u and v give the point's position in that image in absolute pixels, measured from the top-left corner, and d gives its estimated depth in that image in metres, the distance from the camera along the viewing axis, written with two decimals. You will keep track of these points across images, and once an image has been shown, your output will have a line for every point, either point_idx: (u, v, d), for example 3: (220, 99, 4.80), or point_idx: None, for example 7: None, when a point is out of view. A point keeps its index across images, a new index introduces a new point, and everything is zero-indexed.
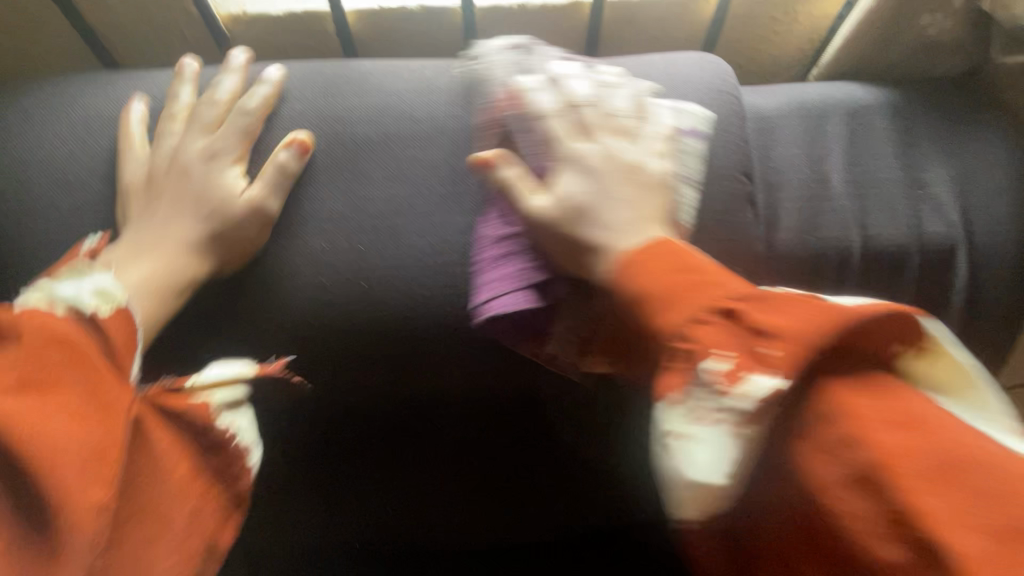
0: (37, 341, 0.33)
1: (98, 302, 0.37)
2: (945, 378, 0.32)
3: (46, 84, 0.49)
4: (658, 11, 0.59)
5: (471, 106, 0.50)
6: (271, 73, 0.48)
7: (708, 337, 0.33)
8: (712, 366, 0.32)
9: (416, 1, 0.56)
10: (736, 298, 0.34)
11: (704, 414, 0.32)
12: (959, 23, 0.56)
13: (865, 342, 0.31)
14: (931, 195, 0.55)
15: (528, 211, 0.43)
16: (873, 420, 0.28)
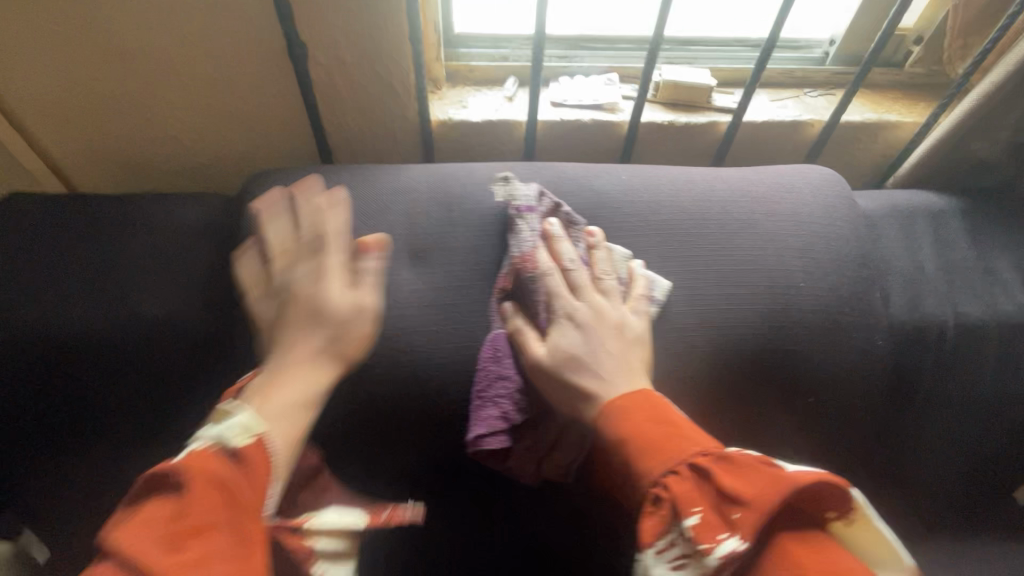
0: (209, 486, 0.36)
1: (239, 435, 0.39)
2: (870, 543, 0.40)
3: (339, 179, 0.62)
4: (772, 131, 0.75)
5: (663, 201, 0.62)
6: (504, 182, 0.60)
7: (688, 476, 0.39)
8: (687, 522, 0.38)
9: (590, 116, 0.71)
10: (868, 549, 0.40)
11: (669, 558, 0.38)
12: (1006, 147, 0.72)
13: (759, 468, 0.40)
14: (1003, 279, 0.69)
15: (540, 361, 0.49)
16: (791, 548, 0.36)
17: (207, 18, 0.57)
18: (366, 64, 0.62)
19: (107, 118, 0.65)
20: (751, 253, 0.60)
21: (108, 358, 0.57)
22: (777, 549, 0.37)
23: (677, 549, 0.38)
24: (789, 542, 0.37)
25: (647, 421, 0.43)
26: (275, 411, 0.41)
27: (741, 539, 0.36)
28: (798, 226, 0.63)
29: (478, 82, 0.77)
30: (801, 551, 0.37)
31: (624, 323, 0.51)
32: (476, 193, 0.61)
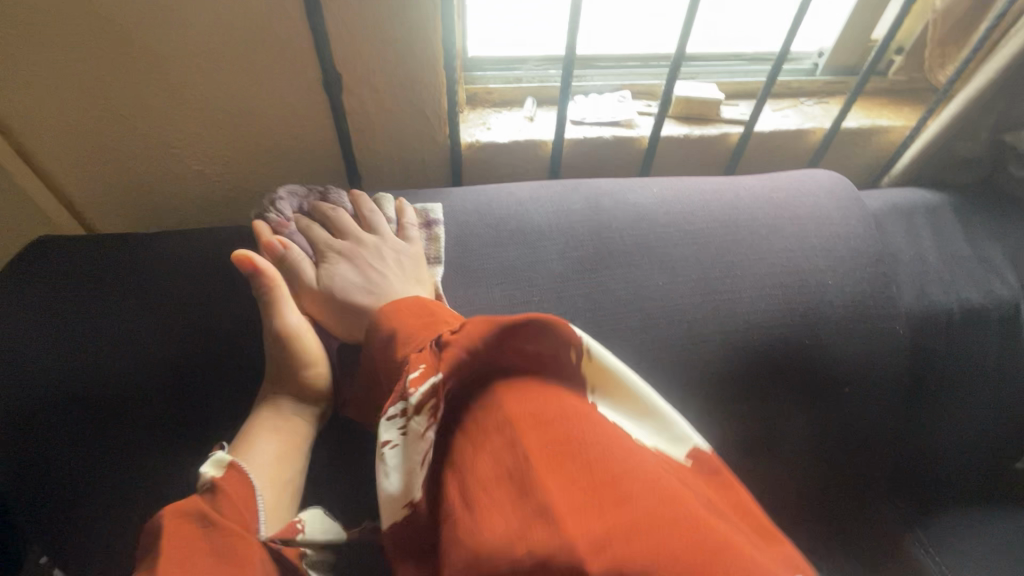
0: (180, 531, 0.37)
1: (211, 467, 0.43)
2: (621, 399, 0.41)
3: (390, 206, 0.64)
4: (778, 140, 0.80)
5: (695, 211, 0.64)
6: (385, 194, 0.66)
7: (420, 361, 0.36)
8: (411, 374, 0.35)
9: (611, 133, 0.74)
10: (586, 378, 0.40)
11: (398, 423, 0.35)
12: (987, 146, 0.78)
13: (534, 385, 0.36)
14: (996, 266, 0.75)
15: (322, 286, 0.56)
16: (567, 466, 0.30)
17: (248, 54, 0.57)
18: (399, 91, 0.63)
19: (132, 156, 0.64)
20: (781, 255, 0.63)
21: (163, 406, 0.55)
22: (529, 393, 0.35)
23: (395, 405, 0.35)
24: (552, 391, 0.36)
25: (413, 313, 0.42)
26: (279, 439, 0.52)
27: (466, 341, 0.36)
28: (819, 228, 0.67)
29: (496, 103, 0.79)
30: (622, 472, 0.30)
31: (413, 254, 0.58)
32: (518, 213, 0.63)
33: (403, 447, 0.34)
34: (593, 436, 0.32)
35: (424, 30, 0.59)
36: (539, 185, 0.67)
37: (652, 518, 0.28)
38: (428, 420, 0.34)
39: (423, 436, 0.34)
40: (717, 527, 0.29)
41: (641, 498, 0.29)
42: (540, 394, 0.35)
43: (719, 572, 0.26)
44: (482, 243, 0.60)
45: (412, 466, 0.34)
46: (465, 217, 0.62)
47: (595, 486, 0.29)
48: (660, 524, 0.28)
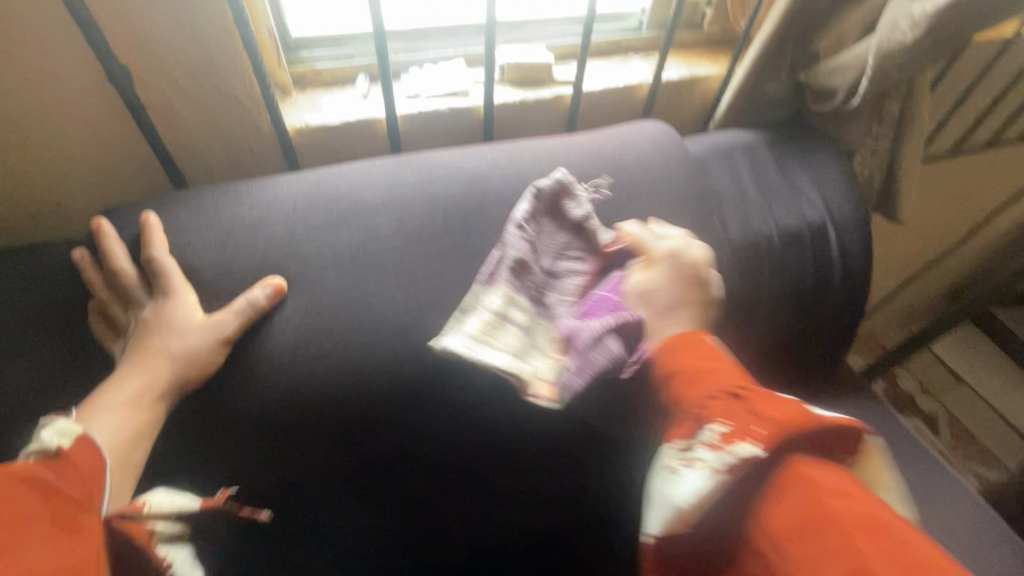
0: (8, 487, 0.38)
1: (58, 437, 0.44)
2: (875, 474, 0.43)
3: (205, 198, 0.58)
4: (609, 97, 0.84)
5: (528, 172, 0.67)
6: (332, 171, 0.62)
7: (718, 416, 0.43)
8: (712, 430, 0.42)
9: (446, 105, 0.74)
10: (868, 475, 0.43)
11: (694, 454, 0.42)
12: (789, 86, 0.87)
13: (794, 471, 0.39)
14: (805, 193, 0.85)
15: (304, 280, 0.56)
16: (815, 478, 0.38)
17: (10, 54, 0.51)
18: (201, 80, 0.59)
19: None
20: (610, 207, 0.68)
21: None
22: (784, 475, 0.39)
23: (691, 454, 0.42)
24: (797, 468, 0.39)
25: (695, 359, 0.48)
26: (139, 411, 0.49)
27: (755, 443, 0.40)
28: (645, 176, 0.72)
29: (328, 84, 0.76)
30: (821, 497, 0.37)
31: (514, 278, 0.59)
32: (348, 194, 0.60)
33: (703, 489, 0.40)
34: (857, 501, 0.36)
35: (210, 11, 0.55)
36: (374, 160, 0.65)
37: (860, 526, 0.35)
38: (731, 469, 0.40)
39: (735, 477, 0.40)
40: (894, 525, 0.35)
41: (870, 561, 0.33)
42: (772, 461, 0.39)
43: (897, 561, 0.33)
44: (312, 228, 0.57)
45: (709, 505, 0.39)
46: (294, 199, 0.58)
47: (718, 398, 0.44)
48: (865, 522, 0.35)
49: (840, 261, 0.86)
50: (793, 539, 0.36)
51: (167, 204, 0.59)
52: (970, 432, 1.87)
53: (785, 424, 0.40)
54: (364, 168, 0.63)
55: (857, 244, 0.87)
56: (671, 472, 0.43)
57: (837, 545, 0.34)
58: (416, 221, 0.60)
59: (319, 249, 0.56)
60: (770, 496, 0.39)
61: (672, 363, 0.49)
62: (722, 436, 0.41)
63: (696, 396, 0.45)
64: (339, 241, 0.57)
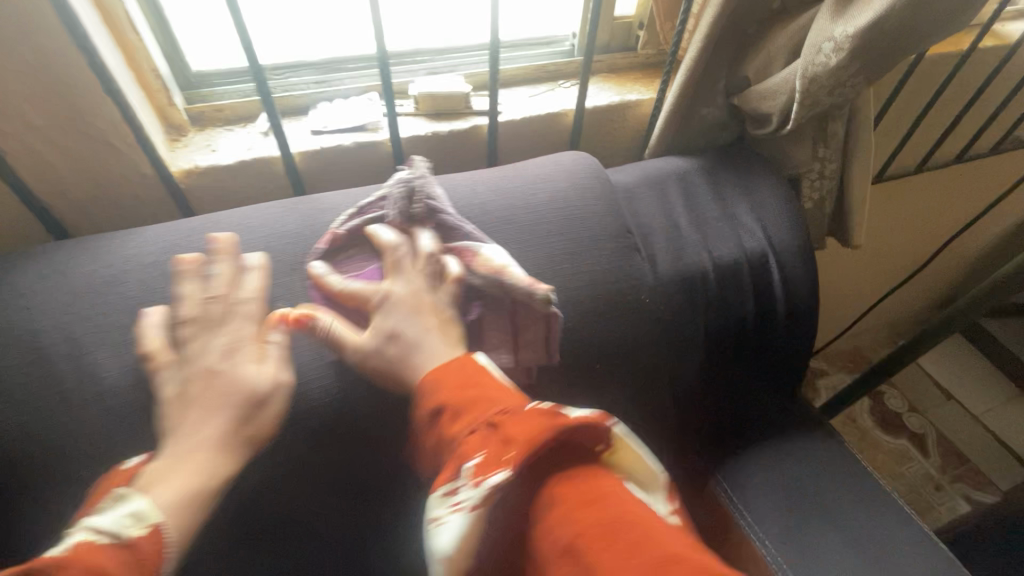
0: None
1: (128, 525, 0.41)
2: (634, 462, 0.43)
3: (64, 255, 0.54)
4: (533, 126, 0.80)
5: (427, 213, 0.63)
6: (208, 220, 0.58)
7: (477, 446, 0.40)
8: (472, 462, 0.39)
9: (350, 141, 0.70)
10: (631, 472, 0.42)
11: (452, 503, 0.39)
12: (725, 110, 0.83)
13: (561, 454, 0.40)
14: (743, 221, 0.81)
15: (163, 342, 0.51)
16: (569, 494, 0.37)
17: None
18: (67, 126, 0.56)
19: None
20: (515, 249, 0.64)
21: None
22: (590, 471, 0.39)
23: (453, 486, 0.39)
24: (603, 471, 0.40)
25: (456, 385, 0.46)
26: (213, 462, 0.47)
27: (591, 411, 0.43)
28: (556, 214, 0.68)
29: (229, 121, 0.73)
30: (613, 503, 0.36)
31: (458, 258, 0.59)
32: (219, 246, 0.56)
33: (464, 527, 0.37)
34: (611, 489, 0.38)
35: (63, 55, 0.52)
36: (259, 206, 0.61)
37: (612, 524, 0.35)
38: (480, 500, 0.37)
39: (479, 506, 0.37)
40: (639, 513, 0.36)
41: (613, 515, 0.35)
42: (495, 488, 0.37)
43: (678, 554, 0.33)
44: (176, 284, 0.53)
45: (468, 542, 0.37)
46: None
47: (491, 428, 0.41)
48: (614, 505, 0.36)
49: (783, 292, 0.82)
50: (565, 552, 0.34)
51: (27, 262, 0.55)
52: (959, 450, 1.78)
53: (529, 447, 0.38)
54: (246, 214, 0.59)
55: (802, 273, 0.82)
56: (441, 506, 0.39)
57: (602, 549, 0.33)
58: None
59: (181, 307, 0.52)
60: (534, 504, 0.38)
61: (438, 399, 0.46)
62: (479, 467, 0.39)
63: (464, 425, 0.43)
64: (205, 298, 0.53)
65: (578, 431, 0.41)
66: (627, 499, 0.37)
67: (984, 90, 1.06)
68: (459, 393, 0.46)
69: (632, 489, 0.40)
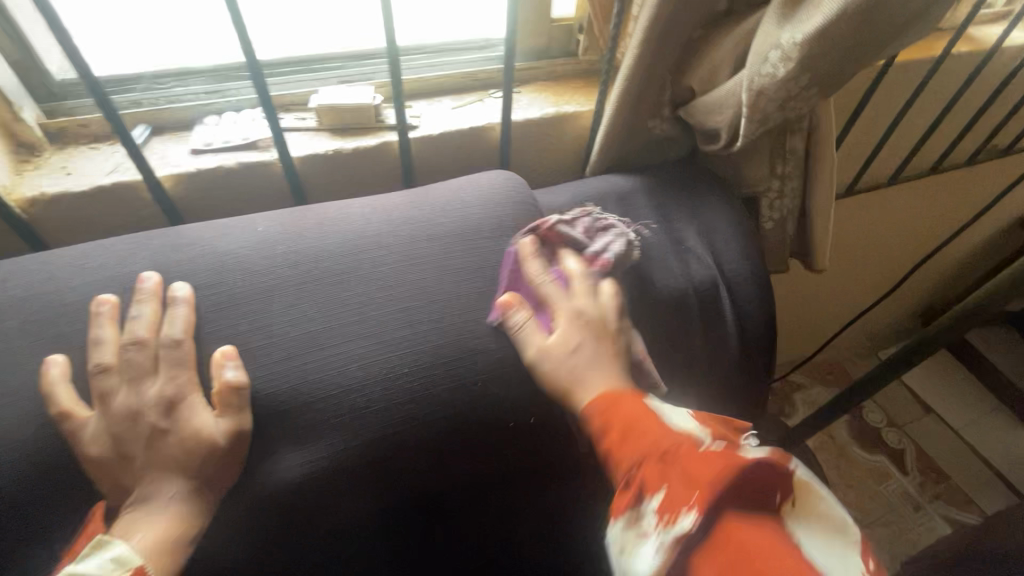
0: None
1: (115, 568, 0.41)
2: (818, 530, 0.47)
3: None
4: (455, 141, 0.71)
5: (307, 248, 0.53)
6: (37, 261, 0.49)
7: (654, 490, 0.47)
8: (654, 500, 0.47)
9: (234, 160, 0.61)
10: (814, 526, 0.47)
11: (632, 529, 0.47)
12: (672, 124, 0.75)
13: (740, 498, 0.45)
14: (691, 247, 0.73)
15: None
16: (734, 538, 0.43)
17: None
18: None
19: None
20: (416, 285, 0.54)
21: None
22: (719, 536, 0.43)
23: (637, 528, 0.47)
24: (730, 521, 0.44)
25: (628, 415, 0.51)
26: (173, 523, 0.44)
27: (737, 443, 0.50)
28: (466, 244, 0.58)
29: (98, 137, 0.63)
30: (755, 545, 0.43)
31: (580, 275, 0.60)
32: (42, 294, 0.47)
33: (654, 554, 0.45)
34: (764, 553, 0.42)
35: None
36: (105, 241, 0.52)
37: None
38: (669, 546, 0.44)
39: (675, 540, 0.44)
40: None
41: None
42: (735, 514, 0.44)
43: None
44: None
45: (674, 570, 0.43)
46: None
47: (651, 463, 0.48)
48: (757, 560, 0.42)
49: (734, 325, 0.74)
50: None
51: None
52: (940, 468, 1.66)
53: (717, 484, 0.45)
54: (85, 254, 0.50)
55: (757, 303, 0.75)
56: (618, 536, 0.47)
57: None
58: (130, 324, 0.46)
59: None
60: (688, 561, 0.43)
61: (602, 422, 0.52)
62: (660, 502, 0.46)
63: (631, 463, 0.49)
64: (14, 361, 0.44)
65: (764, 468, 0.47)
66: (757, 538, 0.43)
67: (960, 98, 0.98)
68: (632, 421, 0.51)
69: (803, 538, 0.45)
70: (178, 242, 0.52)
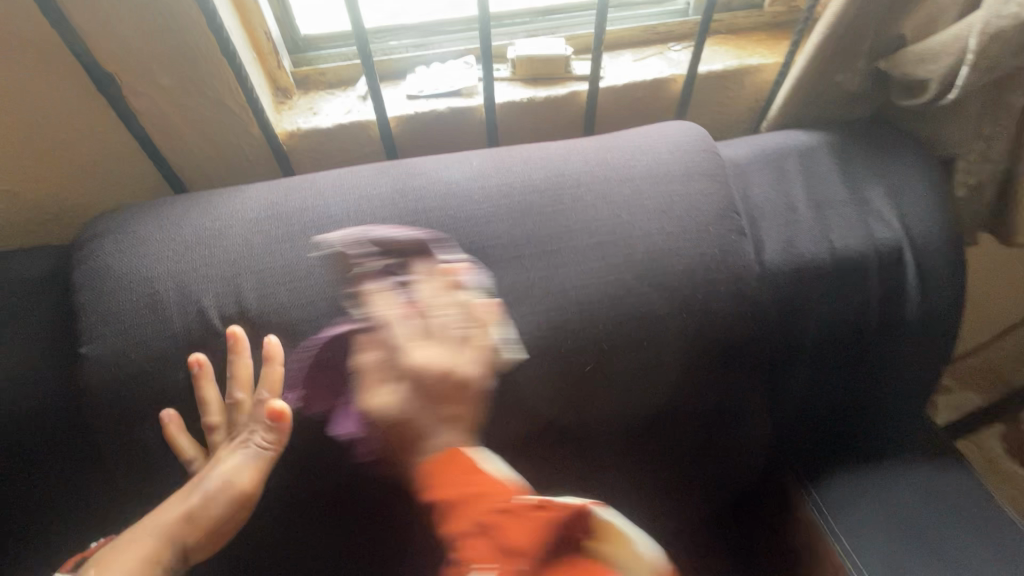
0: None
1: None
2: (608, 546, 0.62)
3: (172, 206, 0.56)
4: (636, 93, 0.74)
5: (518, 181, 0.59)
6: (304, 179, 0.59)
7: (478, 555, 0.58)
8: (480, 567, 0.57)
9: (445, 105, 0.69)
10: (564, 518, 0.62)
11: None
12: (868, 77, 0.71)
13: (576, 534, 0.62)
14: (876, 208, 0.70)
15: (257, 294, 0.52)
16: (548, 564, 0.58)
17: (15, 53, 0.53)
18: (188, 85, 0.59)
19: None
20: (612, 221, 0.58)
21: None
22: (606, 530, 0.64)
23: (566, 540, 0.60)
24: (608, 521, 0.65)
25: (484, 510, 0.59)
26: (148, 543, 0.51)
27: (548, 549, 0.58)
28: (658, 188, 0.61)
29: (332, 84, 0.74)
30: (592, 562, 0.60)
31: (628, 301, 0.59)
32: (314, 205, 0.56)
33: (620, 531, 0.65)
34: (501, 496, 0.60)
35: (187, 12, 0.54)
36: (353, 167, 0.61)
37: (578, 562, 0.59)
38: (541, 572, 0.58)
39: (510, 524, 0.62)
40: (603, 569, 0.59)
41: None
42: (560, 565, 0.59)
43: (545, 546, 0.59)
44: (271, 240, 0.54)
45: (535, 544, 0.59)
46: (259, 210, 0.55)
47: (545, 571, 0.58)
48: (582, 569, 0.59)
49: (918, 294, 0.70)
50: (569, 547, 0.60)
51: (138, 209, 0.57)
52: None
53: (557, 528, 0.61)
54: (338, 175, 0.59)
55: (945, 272, 0.70)
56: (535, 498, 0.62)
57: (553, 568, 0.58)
58: (381, 233, 0.55)
59: (274, 262, 0.53)
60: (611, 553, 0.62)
61: (433, 492, 0.58)
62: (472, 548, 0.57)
63: (466, 526, 0.58)
64: (298, 256, 0.54)
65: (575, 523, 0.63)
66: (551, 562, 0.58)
67: None
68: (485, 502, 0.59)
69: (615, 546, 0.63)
70: (411, 170, 0.60)
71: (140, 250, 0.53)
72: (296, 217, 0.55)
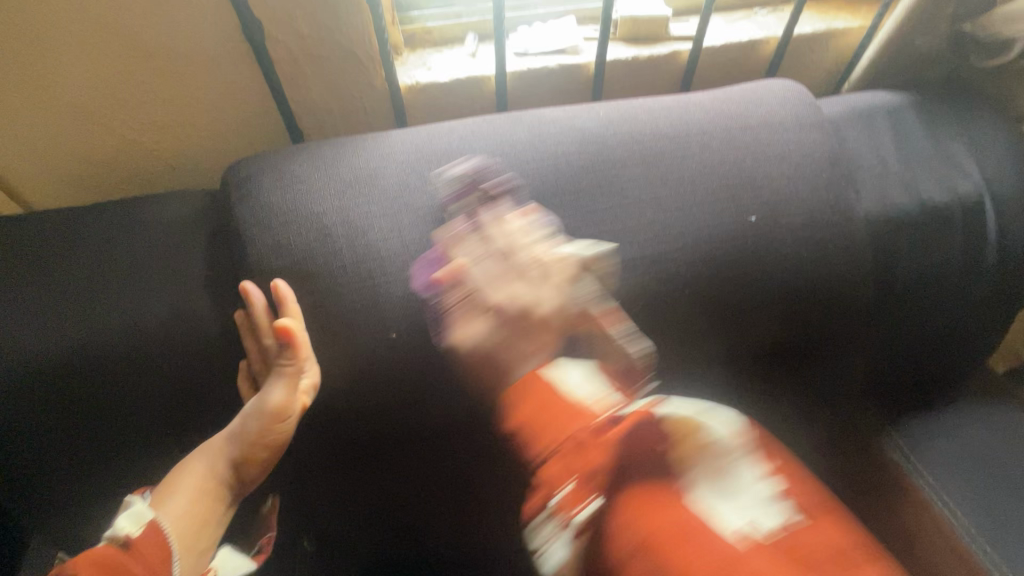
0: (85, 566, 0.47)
1: (131, 523, 0.52)
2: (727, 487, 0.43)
3: (322, 149, 0.58)
4: (731, 54, 0.77)
5: (646, 131, 0.62)
6: (444, 126, 0.61)
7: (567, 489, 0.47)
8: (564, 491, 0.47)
9: (556, 62, 0.71)
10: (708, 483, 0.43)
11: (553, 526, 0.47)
12: (951, 41, 0.75)
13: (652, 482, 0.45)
14: (960, 163, 0.74)
15: (420, 231, 0.54)
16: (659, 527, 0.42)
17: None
18: (327, 36, 0.60)
19: (25, 114, 0.58)
20: (735, 168, 0.62)
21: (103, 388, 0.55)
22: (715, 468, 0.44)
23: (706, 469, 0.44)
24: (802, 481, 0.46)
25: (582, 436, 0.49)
26: (206, 458, 0.57)
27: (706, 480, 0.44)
28: (772, 138, 0.65)
29: (437, 43, 0.76)
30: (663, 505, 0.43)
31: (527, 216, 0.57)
32: (461, 150, 0.58)
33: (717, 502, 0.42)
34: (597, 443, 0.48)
35: None
36: (487, 116, 0.63)
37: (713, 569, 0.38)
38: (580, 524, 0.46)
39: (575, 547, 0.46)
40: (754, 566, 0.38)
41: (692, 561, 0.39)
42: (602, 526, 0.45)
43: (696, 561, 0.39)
44: (425, 181, 0.56)
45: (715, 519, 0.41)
46: (410, 153, 0.57)
47: (680, 540, 0.41)
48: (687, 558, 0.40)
49: (998, 245, 0.74)
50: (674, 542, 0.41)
51: (285, 153, 0.59)
52: None
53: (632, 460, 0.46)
54: (476, 123, 0.62)
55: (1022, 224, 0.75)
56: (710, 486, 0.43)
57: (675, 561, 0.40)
58: (527, 176, 0.58)
59: (432, 202, 0.55)
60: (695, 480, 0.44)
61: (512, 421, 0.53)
62: (569, 491, 0.47)
63: (557, 439, 0.50)
64: (453, 196, 0.56)
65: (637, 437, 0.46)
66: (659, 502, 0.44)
67: None
68: (629, 446, 0.46)
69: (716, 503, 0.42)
70: (544, 119, 0.63)
71: (302, 190, 0.55)
72: (447, 160, 0.57)
